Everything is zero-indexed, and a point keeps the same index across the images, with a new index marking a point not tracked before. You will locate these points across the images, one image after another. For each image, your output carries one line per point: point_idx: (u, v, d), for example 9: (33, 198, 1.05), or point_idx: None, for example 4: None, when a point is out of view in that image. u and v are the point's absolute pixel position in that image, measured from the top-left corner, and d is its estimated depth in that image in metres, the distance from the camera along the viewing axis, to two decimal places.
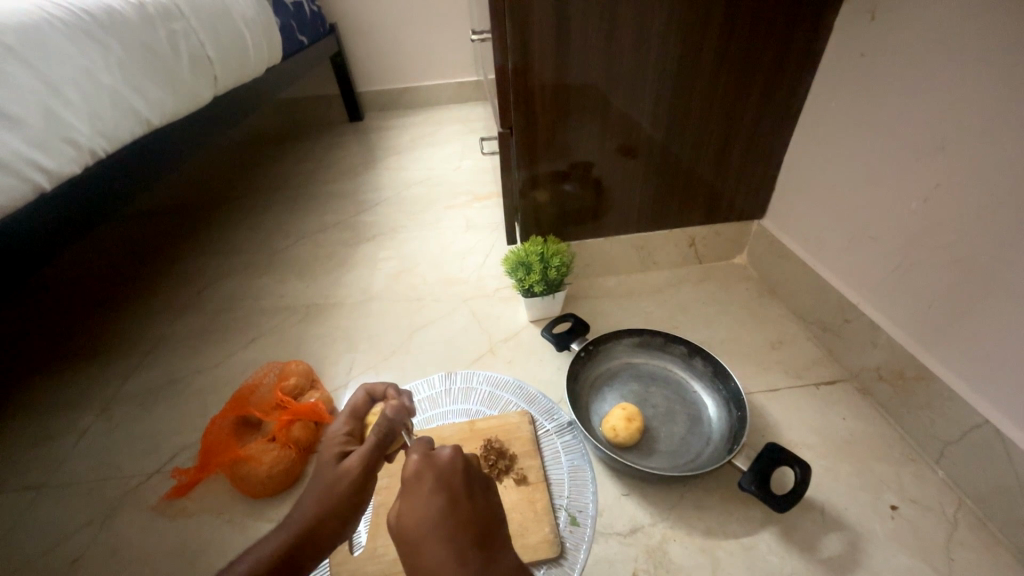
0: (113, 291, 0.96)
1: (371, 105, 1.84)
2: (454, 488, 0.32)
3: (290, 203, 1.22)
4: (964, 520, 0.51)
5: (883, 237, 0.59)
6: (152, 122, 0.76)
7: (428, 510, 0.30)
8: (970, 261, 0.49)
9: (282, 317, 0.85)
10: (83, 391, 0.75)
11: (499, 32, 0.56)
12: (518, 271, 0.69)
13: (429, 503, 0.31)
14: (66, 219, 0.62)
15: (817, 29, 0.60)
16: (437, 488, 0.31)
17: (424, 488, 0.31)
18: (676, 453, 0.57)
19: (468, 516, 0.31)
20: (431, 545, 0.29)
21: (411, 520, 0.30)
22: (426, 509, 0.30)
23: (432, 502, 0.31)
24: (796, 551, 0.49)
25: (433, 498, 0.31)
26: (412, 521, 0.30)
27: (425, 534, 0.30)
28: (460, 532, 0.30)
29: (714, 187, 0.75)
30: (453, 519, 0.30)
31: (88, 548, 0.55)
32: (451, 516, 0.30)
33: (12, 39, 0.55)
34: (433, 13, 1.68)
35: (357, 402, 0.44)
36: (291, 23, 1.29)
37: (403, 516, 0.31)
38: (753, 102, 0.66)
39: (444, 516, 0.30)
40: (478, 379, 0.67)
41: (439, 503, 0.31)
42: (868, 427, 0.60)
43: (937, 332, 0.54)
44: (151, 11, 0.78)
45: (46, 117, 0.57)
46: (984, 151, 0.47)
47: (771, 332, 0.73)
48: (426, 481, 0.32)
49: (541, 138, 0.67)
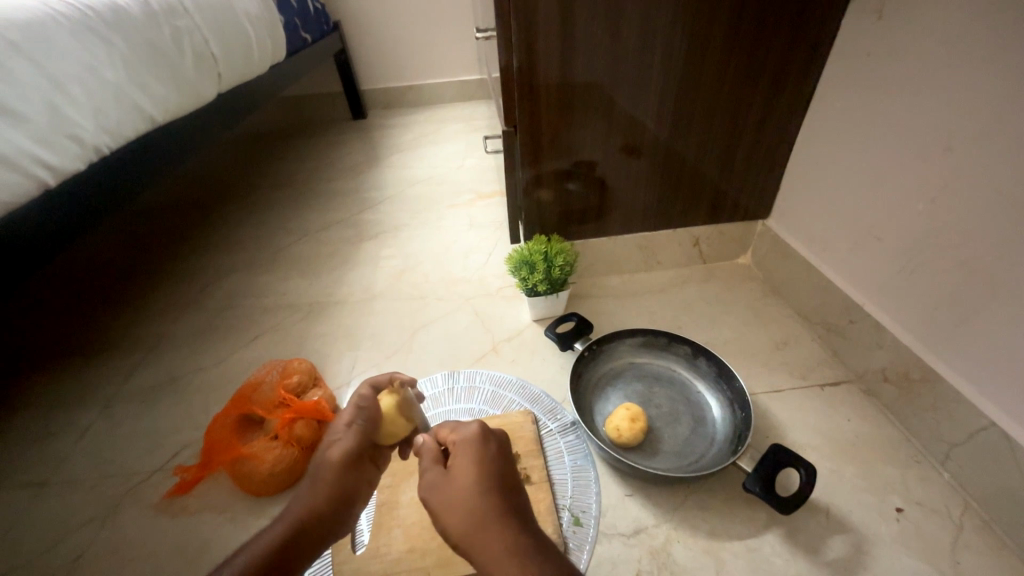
0: (116, 288, 0.96)
1: (373, 103, 1.83)
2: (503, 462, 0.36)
3: (293, 201, 1.22)
4: (970, 523, 0.50)
5: (889, 238, 0.59)
6: (155, 119, 0.75)
7: (480, 468, 0.35)
8: (977, 263, 0.49)
9: (284, 315, 0.85)
10: (86, 389, 0.75)
11: (503, 28, 0.56)
12: (521, 270, 0.69)
13: (481, 462, 0.35)
14: (70, 216, 0.62)
15: (823, 29, 0.60)
16: (489, 454, 0.36)
17: (475, 451, 0.36)
18: (679, 454, 0.57)
19: (510, 488, 0.35)
20: (477, 499, 0.33)
21: (461, 474, 0.34)
22: (476, 467, 0.35)
23: (484, 462, 0.35)
24: (800, 553, 0.48)
25: (483, 460, 0.36)
26: (460, 474, 0.35)
27: (473, 488, 0.34)
28: (504, 496, 0.34)
29: (719, 187, 0.74)
30: (499, 482, 0.34)
31: (90, 546, 0.55)
32: (499, 479, 0.35)
33: (16, 34, 0.55)
34: (437, 11, 1.67)
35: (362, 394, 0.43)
36: (294, 20, 1.29)
37: (452, 471, 0.35)
38: (759, 101, 0.65)
39: (492, 477, 0.35)
40: (481, 378, 0.67)
41: (490, 466, 0.35)
42: (873, 429, 0.59)
43: (944, 334, 0.53)
44: (155, 8, 0.77)
45: (50, 113, 0.57)
46: (992, 151, 0.46)
47: (775, 333, 0.73)
48: (476, 449, 0.36)
49: (545, 136, 0.66)
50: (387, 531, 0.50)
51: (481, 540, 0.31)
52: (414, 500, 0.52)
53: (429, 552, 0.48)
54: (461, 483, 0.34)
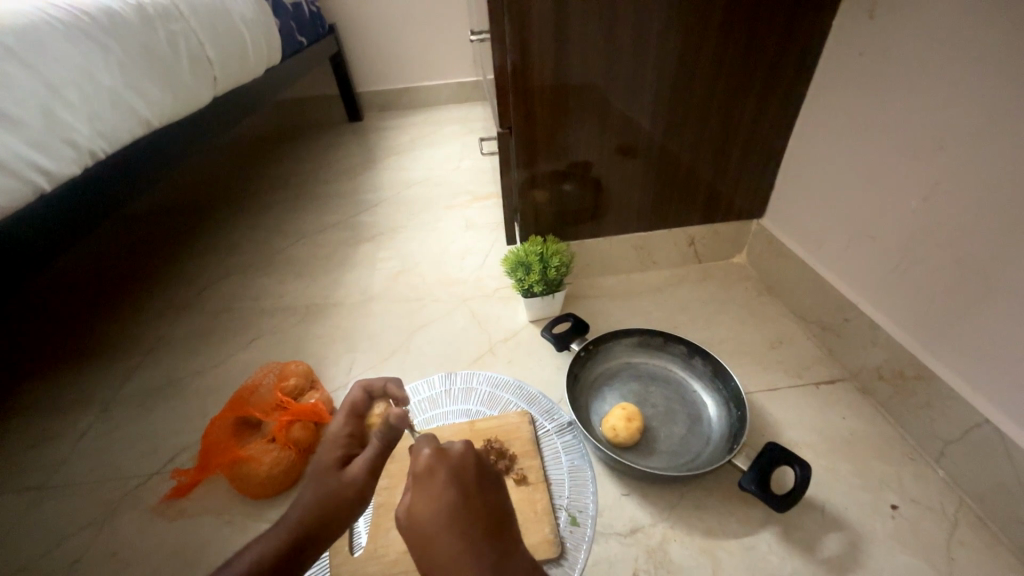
0: (113, 292, 0.96)
1: (370, 106, 1.84)
2: (462, 491, 0.32)
3: (290, 204, 1.22)
4: (965, 519, 0.51)
5: (883, 237, 0.59)
6: (151, 123, 0.76)
7: (435, 507, 0.31)
8: (969, 261, 0.49)
9: (281, 317, 0.85)
10: (83, 393, 0.75)
11: (498, 29, 0.56)
12: (517, 271, 0.69)
13: (438, 495, 0.32)
14: (67, 220, 0.62)
15: (815, 29, 0.60)
16: (444, 484, 0.32)
17: (430, 487, 0.32)
18: (675, 453, 0.57)
19: (472, 519, 0.31)
20: (437, 548, 0.30)
21: (419, 515, 0.31)
22: (431, 508, 0.31)
23: (437, 499, 0.31)
24: (797, 552, 0.49)
25: (439, 496, 0.32)
26: (416, 518, 0.31)
27: (430, 537, 0.30)
28: (464, 537, 0.30)
29: (713, 187, 0.75)
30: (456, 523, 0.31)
31: (88, 550, 0.55)
32: (457, 517, 0.31)
33: (12, 40, 0.55)
34: (433, 13, 1.67)
35: (359, 402, 0.44)
36: (290, 24, 1.29)
37: (410, 512, 0.32)
38: (752, 101, 0.65)
39: (449, 516, 0.31)
40: (478, 379, 0.67)
41: (447, 497, 0.32)
42: (868, 427, 0.60)
43: (937, 331, 0.54)
44: (150, 12, 0.78)
45: (46, 118, 0.57)
46: (983, 149, 0.46)
47: (771, 332, 0.73)
48: (431, 486, 0.32)
49: (540, 138, 0.66)
50: (384, 532, 0.50)
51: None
52: None
53: None
54: (419, 530, 0.31)
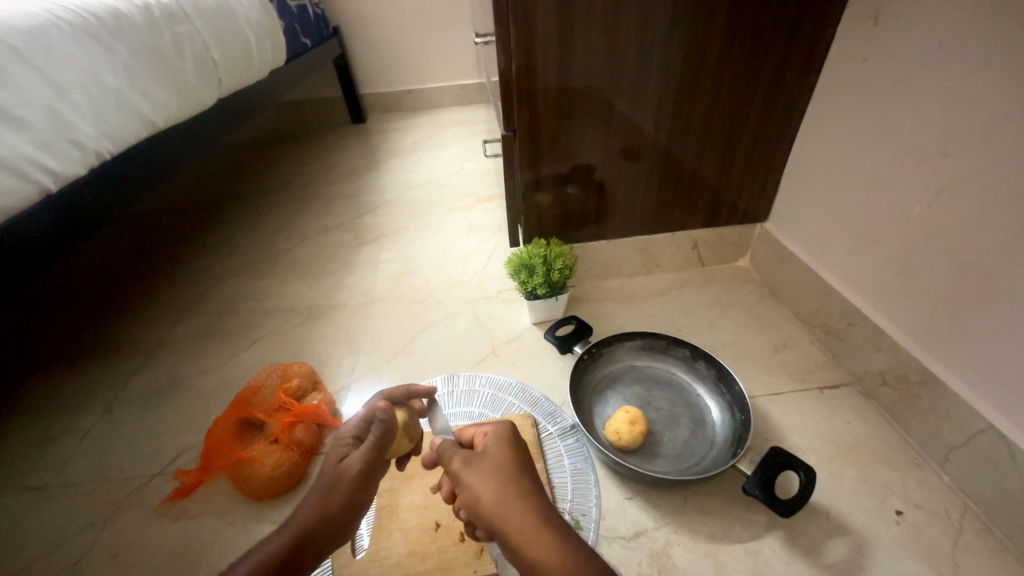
0: (117, 291, 0.96)
1: (373, 108, 1.84)
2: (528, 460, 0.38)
3: (293, 205, 1.23)
4: (970, 525, 0.50)
5: (887, 242, 0.59)
6: (156, 123, 0.76)
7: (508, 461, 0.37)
8: (974, 266, 0.49)
9: (284, 318, 0.85)
10: (86, 392, 0.75)
11: (502, 34, 0.57)
12: (520, 273, 0.69)
13: (507, 455, 0.37)
14: (70, 220, 0.62)
15: (821, 32, 0.60)
16: (518, 450, 0.38)
17: (507, 446, 0.38)
18: (679, 457, 0.57)
19: (539, 486, 0.36)
20: (511, 484, 0.35)
21: (490, 462, 0.37)
22: (506, 459, 0.37)
23: (512, 453, 0.38)
24: (800, 557, 0.48)
25: (513, 453, 0.38)
26: (492, 464, 0.37)
27: (506, 477, 0.35)
28: (535, 487, 0.35)
29: (717, 191, 0.75)
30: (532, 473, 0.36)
31: (89, 550, 0.55)
32: (529, 473, 0.37)
33: (19, 41, 0.56)
34: (436, 16, 1.68)
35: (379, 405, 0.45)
36: (293, 26, 1.29)
37: (483, 458, 0.37)
38: (756, 105, 0.66)
39: (519, 470, 0.36)
40: (481, 381, 0.67)
41: (516, 456, 0.38)
42: (872, 432, 0.59)
43: (941, 335, 0.54)
44: (157, 14, 0.78)
45: (51, 119, 0.57)
46: (989, 154, 0.46)
47: (775, 336, 0.73)
48: (507, 445, 0.38)
49: (544, 141, 0.67)
50: (387, 535, 0.50)
51: (517, 531, 0.33)
52: (414, 504, 0.52)
53: (428, 556, 0.48)
54: (496, 472, 0.36)
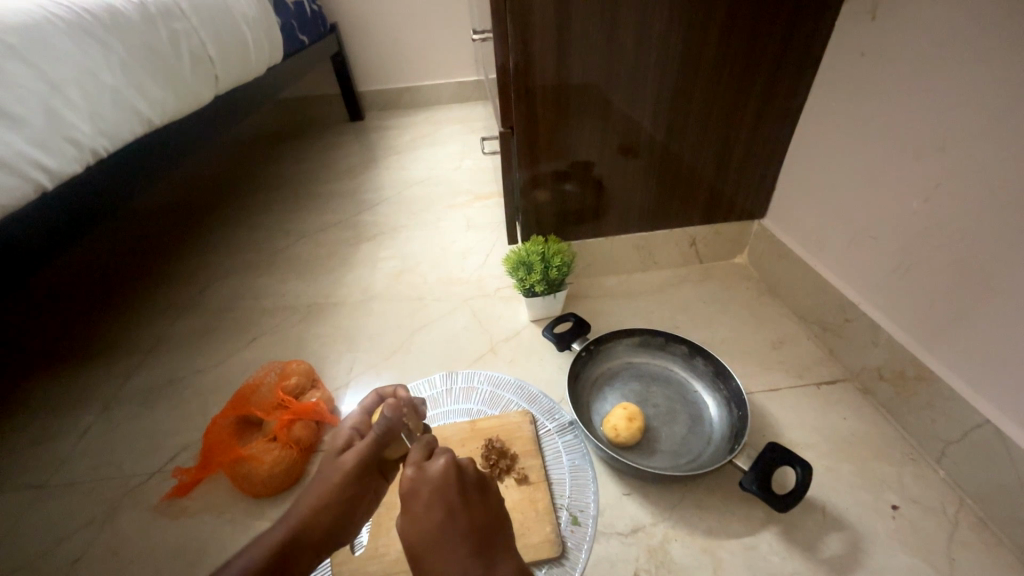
0: (115, 290, 0.96)
1: (371, 105, 1.84)
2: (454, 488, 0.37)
3: (290, 203, 1.22)
4: (965, 520, 0.51)
5: (885, 238, 0.59)
6: (153, 121, 0.75)
7: (428, 522, 0.35)
8: (971, 262, 0.49)
9: (283, 316, 0.85)
10: (85, 391, 0.75)
11: (500, 30, 0.56)
12: (519, 270, 0.69)
13: (426, 511, 0.35)
14: (67, 218, 0.62)
15: (819, 27, 0.60)
16: (437, 496, 0.36)
17: (426, 488, 0.36)
18: (677, 453, 0.57)
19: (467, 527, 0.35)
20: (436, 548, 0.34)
21: (415, 526, 0.35)
22: (428, 504, 0.36)
23: (431, 505, 0.35)
24: (798, 552, 0.49)
25: (432, 505, 0.35)
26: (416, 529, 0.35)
27: (427, 525, 0.35)
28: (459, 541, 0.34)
29: (715, 187, 0.75)
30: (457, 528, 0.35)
31: (89, 548, 0.55)
32: (452, 521, 0.35)
33: (14, 39, 0.55)
34: (434, 12, 1.67)
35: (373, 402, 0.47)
36: (291, 22, 1.29)
37: (408, 523, 0.36)
38: (754, 101, 0.65)
39: (442, 526, 0.35)
40: (480, 378, 0.67)
41: (434, 509, 0.35)
42: (869, 427, 0.60)
43: (938, 331, 0.54)
44: (152, 11, 0.78)
45: (47, 117, 0.57)
46: (983, 151, 0.47)
47: (773, 332, 0.73)
48: (427, 487, 0.36)
49: (542, 137, 0.66)
50: (386, 531, 0.50)
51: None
52: None
53: None
54: (417, 525, 0.35)
